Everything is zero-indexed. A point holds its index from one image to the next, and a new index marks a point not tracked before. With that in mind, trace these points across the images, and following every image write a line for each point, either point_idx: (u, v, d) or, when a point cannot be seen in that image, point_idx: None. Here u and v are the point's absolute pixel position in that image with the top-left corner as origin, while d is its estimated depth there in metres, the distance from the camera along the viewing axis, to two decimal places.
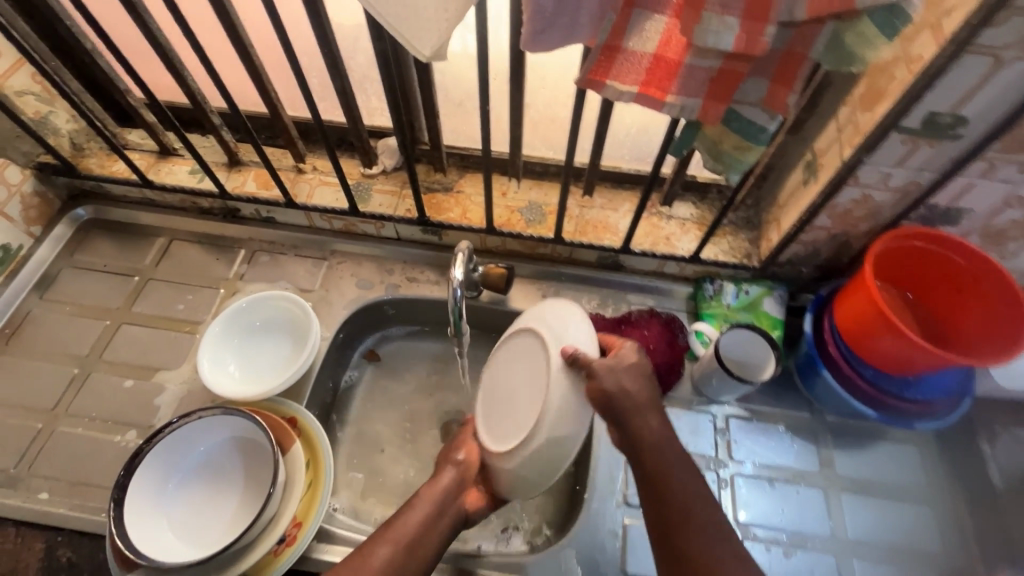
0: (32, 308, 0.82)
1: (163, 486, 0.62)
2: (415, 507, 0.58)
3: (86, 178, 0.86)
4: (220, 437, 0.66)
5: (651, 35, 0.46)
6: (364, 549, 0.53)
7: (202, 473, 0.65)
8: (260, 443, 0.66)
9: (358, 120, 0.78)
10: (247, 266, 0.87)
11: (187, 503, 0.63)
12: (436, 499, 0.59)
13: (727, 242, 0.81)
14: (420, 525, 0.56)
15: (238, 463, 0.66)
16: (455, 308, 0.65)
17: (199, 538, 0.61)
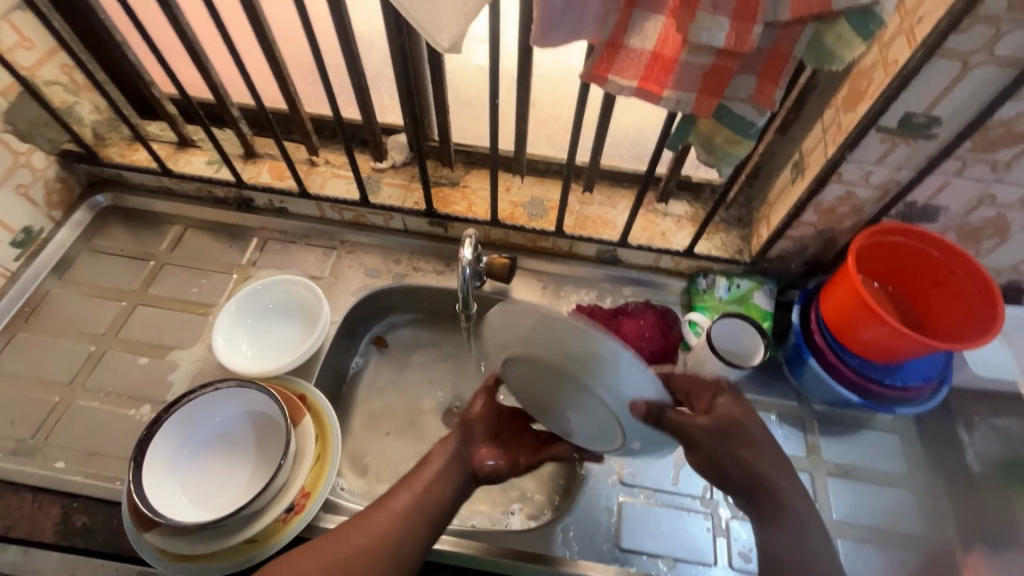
0: (50, 289, 0.85)
1: (178, 453, 0.64)
2: (436, 456, 0.61)
3: (108, 166, 0.89)
4: (233, 412, 0.68)
5: (651, 33, 0.50)
6: (388, 497, 0.58)
7: (215, 445, 0.67)
8: (271, 417, 0.68)
9: (372, 116, 0.82)
10: (259, 254, 0.90)
11: (200, 472, 0.66)
12: (448, 451, 0.61)
13: (719, 239, 0.85)
14: (441, 471, 0.60)
15: (249, 436, 0.69)
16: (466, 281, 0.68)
17: (211, 504, 0.64)
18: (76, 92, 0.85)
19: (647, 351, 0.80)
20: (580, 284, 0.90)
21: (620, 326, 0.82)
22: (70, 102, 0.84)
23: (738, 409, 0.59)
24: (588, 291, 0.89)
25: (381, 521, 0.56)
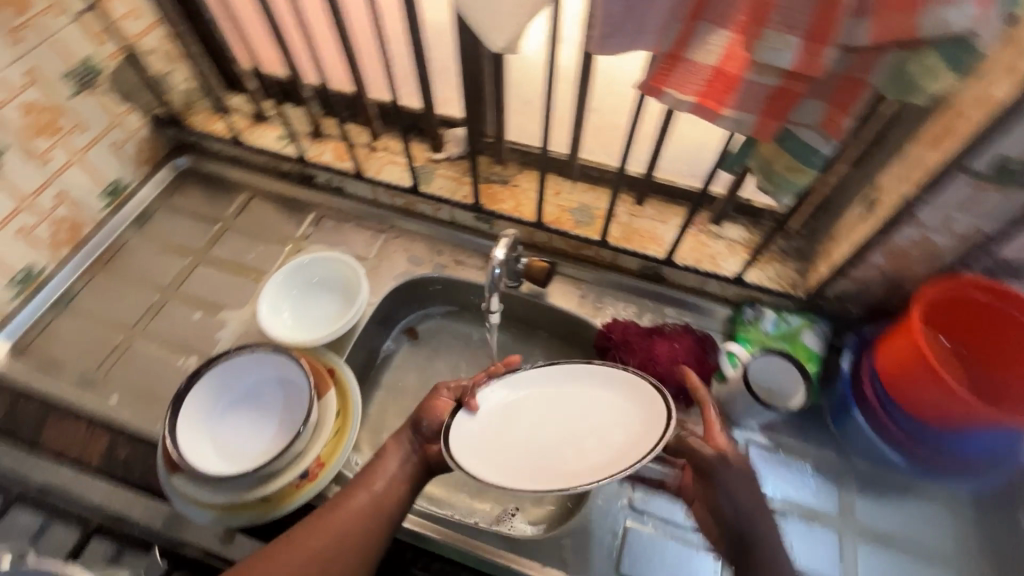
0: (129, 238, 0.93)
1: (212, 407, 0.69)
2: (390, 455, 0.62)
3: (192, 133, 0.97)
4: (265, 376, 0.72)
5: (714, 48, 0.47)
6: (346, 492, 0.60)
7: (246, 404, 0.72)
8: (298, 386, 0.71)
9: (432, 107, 0.83)
10: (313, 229, 0.94)
11: (229, 427, 0.70)
12: (404, 445, 0.63)
13: (773, 269, 0.81)
14: (398, 469, 0.62)
15: (278, 401, 0.72)
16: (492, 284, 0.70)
17: (235, 459, 0.68)
18: (172, 61, 0.92)
19: (677, 377, 0.75)
20: (618, 298, 0.87)
21: (653, 346, 0.78)
22: (166, 70, 0.91)
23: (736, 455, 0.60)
24: (627, 306, 0.87)
25: (340, 517, 0.57)
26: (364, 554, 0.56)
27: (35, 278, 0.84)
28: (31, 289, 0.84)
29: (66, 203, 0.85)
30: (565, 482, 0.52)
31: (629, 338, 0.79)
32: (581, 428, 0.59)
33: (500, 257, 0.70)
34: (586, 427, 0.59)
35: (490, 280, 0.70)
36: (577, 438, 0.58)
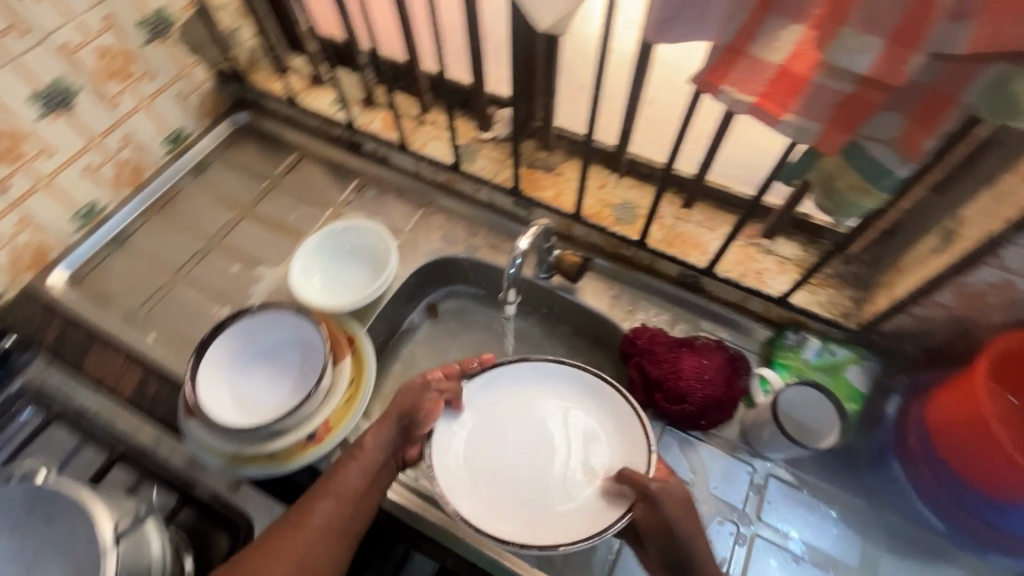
0: (184, 186, 0.97)
1: (234, 358, 0.72)
2: (365, 456, 0.60)
3: (253, 90, 0.99)
4: (286, 334, 0.74)
5: (782, 45, 0.43)
6: (307, 505, 0.57)
7: (266, 359, 0.74)
8: (316, 349, 0.73)
9: (483, 85, 0.81)
10: (355, 196, 0.95)
11: (249, 380, 0.73)
12: (381, 447, 0.61)
13: (826, 294, 0.75)
14: (363, 479, 0.59)
15: (295, 361, 0.74)
16: (510, 277, 0.69)
17: (249, 412, 0.71)
18: (240, 19, 0.95)
19: (699, 396, 0.71)
20: (650, 304, 0.83)
21: (680, 360, 0.74)
22: (233, 27, 0.94)
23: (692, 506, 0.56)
24: (659, 313, 0.82)
25: (300, 540, 0.55)
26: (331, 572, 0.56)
27: (97, 214, 0.89)
28: (93, 224, 0.89)
29: (131, 147, 0.89)
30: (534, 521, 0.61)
31: (655, 348, 0.75)
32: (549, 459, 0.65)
33: (522, 248, 0.68)
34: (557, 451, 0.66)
35: (507, 274, 0.69)
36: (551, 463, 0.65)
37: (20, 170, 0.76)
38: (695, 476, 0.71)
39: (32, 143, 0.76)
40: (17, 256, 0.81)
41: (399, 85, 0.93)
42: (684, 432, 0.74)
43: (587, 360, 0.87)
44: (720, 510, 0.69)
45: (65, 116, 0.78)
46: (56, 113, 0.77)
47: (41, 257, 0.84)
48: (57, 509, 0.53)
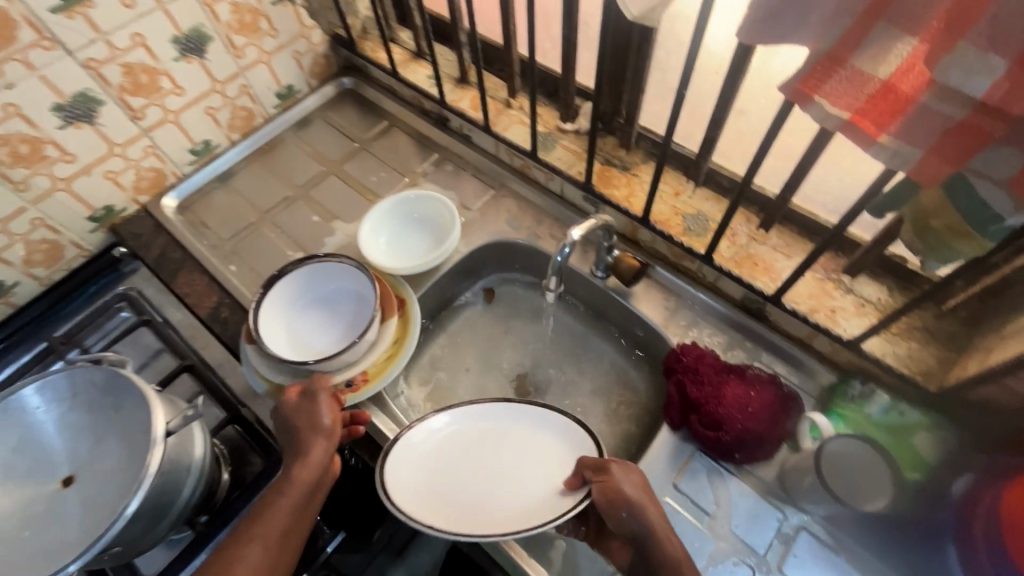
0: (286, 137, 1.06)
1: (295, 299, 0.78)
2: (289, 494, 0.59)
3: (360, 57, 1.05)
4: (342, 287, 0.79)
5: (890, 59, 0.39)
6: (235, 548, 0.56)
7: (322, 305, 0.79)
8: (367, 304, 0.78)
9: (572, 75, 0.81)
10: (433, 169, 0.99)
11: (302, 322, 0.78)
12: (307, 484, 0.60)
13: (906, 348, 0.68)
14: (291, 515, 0.59)
15: (347, 312, 0.79)
16: (555, 264, 0.69)
17: (299, 349, 0.76)
18: None
19: (737, 427, 0.67)
20: (705, 323, 0.80)
21: (724, 386, 0.70)
22: None
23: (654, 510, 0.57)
24: (713, 334, 0.79)
25: None
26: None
27: (210, 151, 1.00)
28: (205, 159, 0.99)
29: (246, 96, 0.98)
30: (498, 526, 0.60)
31: (700, 369, 0.72)
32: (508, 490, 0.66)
33: (572, 238, 0.67)
34: (521, 478, 0.67)
35: (554, 261, 0.68)
36: (511, 492, 0.66)
37: (154, 103, 0.86)
38: (717, 509, 0.67)
39: (167, 80, 0.86)
40: (140, 177, 0.92)
41: (492, 67, 0.95)
42: (715, 461, 0.70)
43: (628, 368, 0.85)
44: (738, 550, 0.65)
45: (197, 60, 0.88)
46: (190, 57, 0.87)
47: (159, 182, 0.95)
48: (130, 398, 0.59)
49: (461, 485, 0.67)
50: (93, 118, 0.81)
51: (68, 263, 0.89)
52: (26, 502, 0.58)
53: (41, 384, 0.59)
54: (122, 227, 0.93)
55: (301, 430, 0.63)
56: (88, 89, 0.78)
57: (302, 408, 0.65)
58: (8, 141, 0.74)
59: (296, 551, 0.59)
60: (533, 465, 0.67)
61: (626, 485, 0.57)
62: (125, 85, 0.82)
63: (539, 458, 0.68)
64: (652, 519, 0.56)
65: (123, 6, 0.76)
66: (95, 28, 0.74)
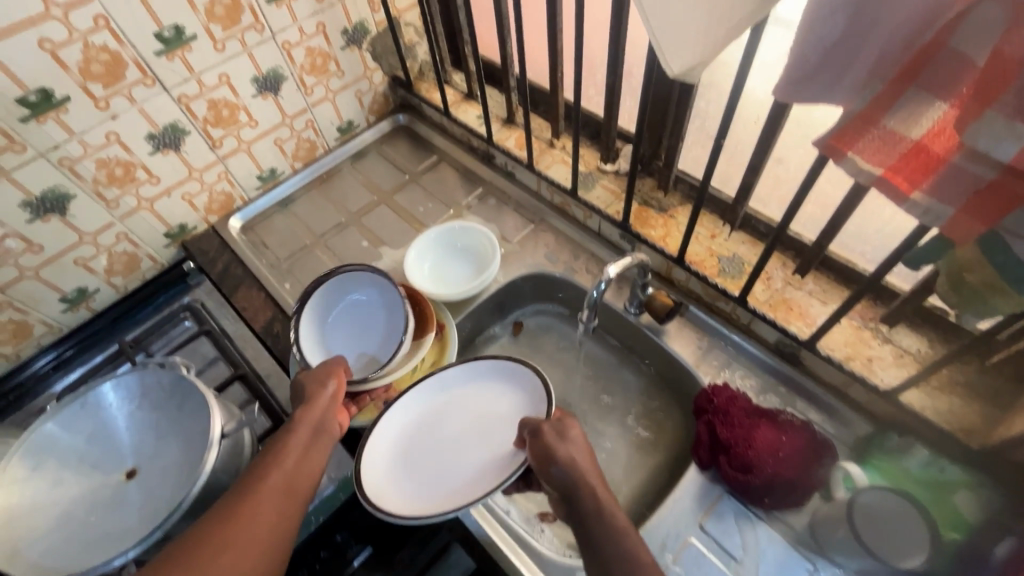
0: (342, 168, 1.14)
1: (329, 316, 0.83)
2: (299, 430, 0.61)
3: (415, 96, 1.14)
4: (371, 295, 0.84)
5: (922, 120, 0.41)
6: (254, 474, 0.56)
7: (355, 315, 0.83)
8: (396, 313, 0.81)
9: (614, 119, 0.85)
10: (477, 202, 1.05)
11: (339, 333, 0.83)
12: (313, 422, 0.63)
13: (947, 403, 0.66)
14: (303, 450, 0.60)
15: (379, 319, 0.83)
16: (591, 299, 0.71)
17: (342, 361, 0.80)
18: (421, 35, 1.10)
19: (767, 471, 0.67)
20: (738, 364, 0.80)
21: (754, 430, 0.70)
22: (415, 41, 1.09)
23: (584, 462, 0.60)
24: (745, 377, 0.79)
25: (257, 505, 0.53)
26: (281, 559, 0.53)
27: (275, 178, 1.08)
28: (270, 185, 1.08)
29: (311, 129, 1.07)
30: (486, 487, 0.65)
31: (730, 411, 0.72)
32: (475, 457, 0.70)
33: (609, 274, 0.70)
34: (488, 448, 0.71)
35: (589, 295, 0.71)
36: (477, 459, 0.70)
37: (230, 134, 0.95)
38: (744, 554, 0.67)
39: (245, 114, 0.95)
40: (211, 200, 1.01)
41: (538, 109, 1.01)
42: (744, 504, 0.70)
43: (658, 405, 0.86)
44: None
45: (271, 97, 0.97)
46: (266, 94, 0.96)
47: (228, 205, 1.04)
48: (196, 397, 0.65)
49: (439, 459, 0.71)
50: (178, 146, 0.90)
51: (143, 274, 0.98)
52: (92, 492, 0.62)
53: (116, 383, 0.66)
54: (192, 243, 1.01)
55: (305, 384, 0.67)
56: (178, 121, 0.87)
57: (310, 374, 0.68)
58: (107, 165, 0.84)
59: (311, 482, 0.59)
60: (500, 433, 0.71)
61: (556, 443, 0.61)
62: (209, 118, 0.91)
63: (492, 419, 0.73)
64: (579, 469, 0.59)
65: (215, 50, 0.85)
66: (190, 69, 0.84)
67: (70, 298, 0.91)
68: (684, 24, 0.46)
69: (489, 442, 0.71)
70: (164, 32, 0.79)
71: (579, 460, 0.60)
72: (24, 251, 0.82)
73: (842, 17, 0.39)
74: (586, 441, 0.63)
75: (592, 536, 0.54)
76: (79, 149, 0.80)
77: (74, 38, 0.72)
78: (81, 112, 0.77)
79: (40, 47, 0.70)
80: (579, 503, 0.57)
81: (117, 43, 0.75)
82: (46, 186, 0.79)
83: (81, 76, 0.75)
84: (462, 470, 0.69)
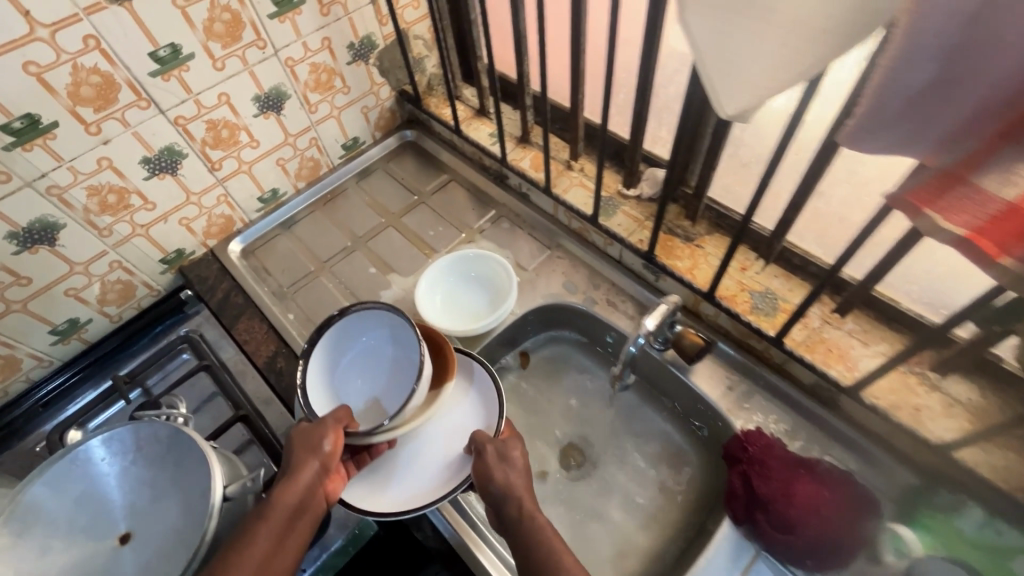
0: (348, 187, 1.09)
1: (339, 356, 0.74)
2: (273, 518, 0.55)
3: (424, 112, 1.08)
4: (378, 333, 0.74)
5: (1018, 181, 0.36)
6: None
7: (364, 352, 0.75)
8: (410, 360, 0.72)
9: (639, 144, 0.80)
10: (490, 225, 1.00)
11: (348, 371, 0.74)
12: (293, 500, 0.57)
13: (1004, 458, 0.62)
14: (273, 545, 0.54)
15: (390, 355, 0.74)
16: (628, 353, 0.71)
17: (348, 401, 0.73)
18: (430, 48, 1.05)
19: (810, 532, 0.62)
20: (772, 407, 0.75)
21: (795, 482, 0.65)
22: (423, 55, 1.05)
23: (516, 476, 0.63)
24: (779, 421, 0.74)
25: None
26: None
27: (277, 199, 1.03)
28: (271, 207, 1.03)
29: (315, 147, 1.02)
30: (445, 481, 0.69)
31: (768, 462, 0.68)
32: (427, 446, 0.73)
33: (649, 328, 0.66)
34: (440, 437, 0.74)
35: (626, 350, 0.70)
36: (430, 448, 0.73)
37: (230, 155, 0.90)
38: None
39: (246, 135, 0.90)
40: (210, 224, 0.95)
41: (555, 127, 0.96)
42: (783, 565, 0.65)
43: (683, 446, 0.81)
44: None
45: (274, 116, 0.92)
46: (268, 113, 0.91)
47: (227, 228, 0.99)
48: (192, 456, 0.60)
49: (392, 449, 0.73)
50: (175, 169, 0.85)
51: (138, 302, 0.93)
52: (83, 560, 0.58)
53: (108, 436, 0.61)
54: (189, 269, 0.96)
55: (294, 450, 0.60)
56: (174, 144, 0.82)
57: (302, 434, 0.62)
58: (98, 192, 0.78)
59: None
60: (452, 423, 0.75)
61: (495, 465, 0.64)
62: (208, 139, 0.86)
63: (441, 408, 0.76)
64: (511, 482, 0.62)
65: (214, 69, 0.80)
66: (187, 89, 0.79)
67: (61, 330, 0.86)
68: (744, 63, 0.41)
69: (441, 432, 0.74)
70: (160, 52, 0.74)
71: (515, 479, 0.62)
72: (11, 284, 0.76)
73: (933, 63, 0.34)
74: (528, 463, 0.65)
75: (519, 544, 0.58)
76: (68, 177, 0.74)
77: (62, 61, 0.66)
78: (70, 139, 0.72)
79: (25, 71, 0.64)
80: (505, 513, 0.61)
81: (109, 64, 0.70)
82: (33, 216, 0.74)
83: (70, 100, 0.69)
84: (417, 460, 0.72)
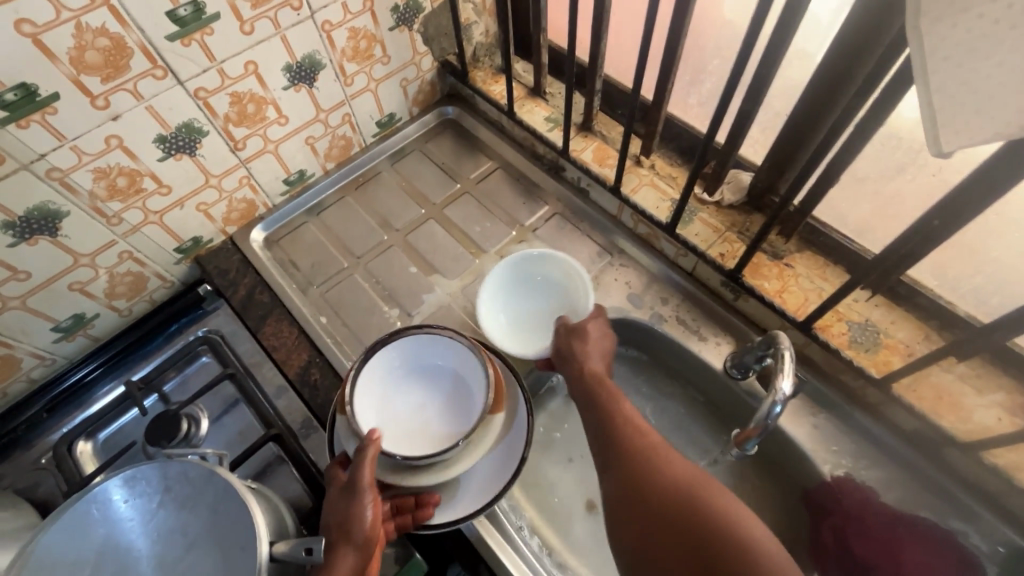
0: (381, 171, 0.97)
1: (391, 367, 0.69)
2: None
3: (469, 86, 0.96)
4: (441, 352, 0.69)
5: None
6: None
7: (422, 381, 0.70)
8: (472, 402, 0.68)
9: (736, 147, 0.70)
10: (543, 223, 0.89)
11: (397, 383, 0.69)
12: None
13: None
14: None
15: (447, 379, 0.70)
16: (761, 419, 0.59)
17: (390, 413, 0.68)
18: (481, 13, 0.91)
19: None
20: (863, 453, 0.67)
21: (899, 546, 0.62)
22: (472, 20, 0.91)
23: (592, 343, 0.68)
24: (872, 470, 0.67)
25: None
26: None
27: (304, 181, 0.92)
28: (297, 190, 0.92)
29: (348, 124, 0.90)
30: (481, 494, 0.63)
31: (868, 521, 0.64)
32: None
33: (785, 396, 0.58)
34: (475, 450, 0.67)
35: (760, 417, 0.59)
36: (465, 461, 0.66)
37: (255, 133, 0.78)
38: None
39: (273, 110, 0.78)
40: (231, 209, 0.84)
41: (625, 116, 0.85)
42: None
43: (754, 483, 0.73)
44: None
45: (305, 89, 0.79)
46: (299, 85, 0.78)
47: (249, 214, 0.88)
48: (232, 513, 0.52)
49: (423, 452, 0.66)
50: (193, 149, 0.73)
51: (150, 294, 0.83)
52: None
53: (131, 475, 0.53)
54: (206, 259, 0.86)
55: (332, 520, 0.55)
56: (193, 120, 0.70)
57: (340, 491, 0.56)
58: (106, 175, 0.67)
59: None
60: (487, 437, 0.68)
61: (569, 338, 0.69)
62: (231, 115, 0.74)
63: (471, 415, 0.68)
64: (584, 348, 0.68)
65: (242, 33, 0.68)
66: (210, 56, 0.67)
67: (64, 326, 0.76)
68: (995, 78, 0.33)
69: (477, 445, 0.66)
70: (180, 10, 0.61)
71: (582, 355, 0.67)
72: (8, 279, 0.66)
73: None
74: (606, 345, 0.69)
75: (597, 405, 0.62)
76: (70, 158, 0.63)
77: (64, 19, 0.54)
78: (74, 114, 0.60)
79: (18, 31, 0.52)
80: (580, 379, 0.65)
81: (119, 24, 0.58)
82: (32, 203, 0.63)
83: (74, 68, 0.57)
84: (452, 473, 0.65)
